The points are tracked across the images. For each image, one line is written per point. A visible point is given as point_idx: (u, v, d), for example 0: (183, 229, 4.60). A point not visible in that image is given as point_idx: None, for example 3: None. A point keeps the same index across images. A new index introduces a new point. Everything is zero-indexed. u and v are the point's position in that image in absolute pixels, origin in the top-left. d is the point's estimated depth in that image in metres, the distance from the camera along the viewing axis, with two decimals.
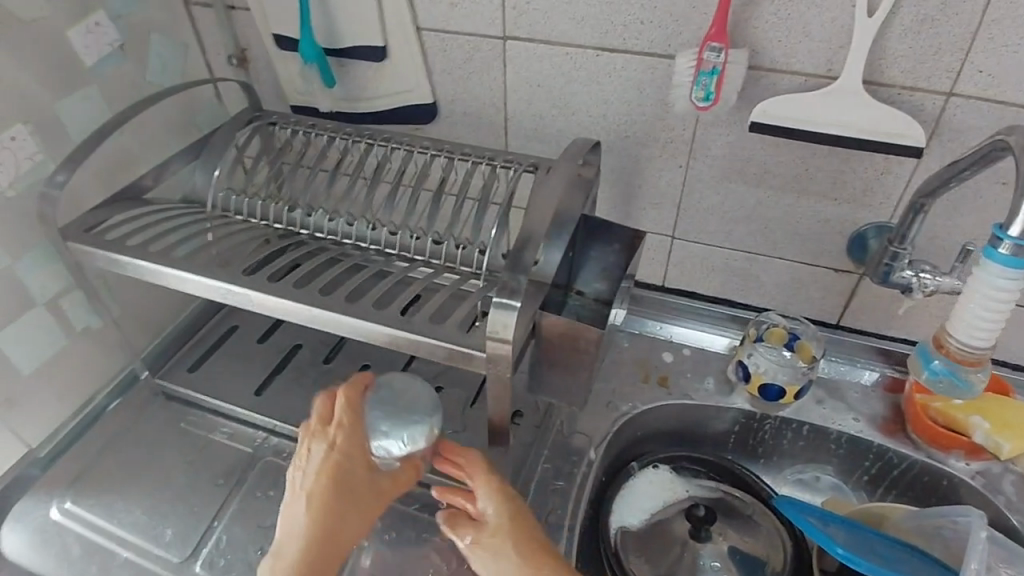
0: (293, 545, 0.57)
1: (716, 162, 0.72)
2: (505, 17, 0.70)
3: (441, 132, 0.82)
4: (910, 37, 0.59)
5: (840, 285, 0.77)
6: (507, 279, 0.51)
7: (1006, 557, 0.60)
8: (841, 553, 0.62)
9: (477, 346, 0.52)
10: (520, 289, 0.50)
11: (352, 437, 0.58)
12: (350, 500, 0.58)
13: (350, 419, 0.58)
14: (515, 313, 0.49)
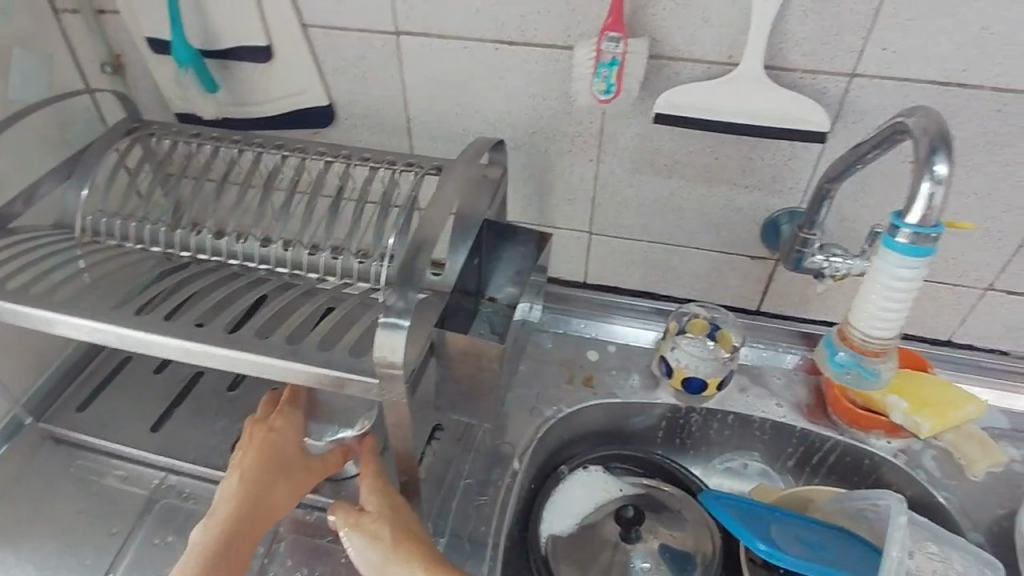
0: (224, 506, 0.57)
1: (626, 155, 0.70)
2: (395, 10, 0.65)
3: (342, 135, 0.77)
4: (811, 18, 0.57)
5: (758, 272, 0.77)
6: (394, 298, 0.47)
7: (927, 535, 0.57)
8: (763, 549, 0.62)
9: (371, 374, 0.48)
10: (408, 308, 0.46)
11: (291, 420, 0.62)
12: (283, 471, 0.59)
13: (296, 405, 0.63)
14: (405, 335, 0.45)
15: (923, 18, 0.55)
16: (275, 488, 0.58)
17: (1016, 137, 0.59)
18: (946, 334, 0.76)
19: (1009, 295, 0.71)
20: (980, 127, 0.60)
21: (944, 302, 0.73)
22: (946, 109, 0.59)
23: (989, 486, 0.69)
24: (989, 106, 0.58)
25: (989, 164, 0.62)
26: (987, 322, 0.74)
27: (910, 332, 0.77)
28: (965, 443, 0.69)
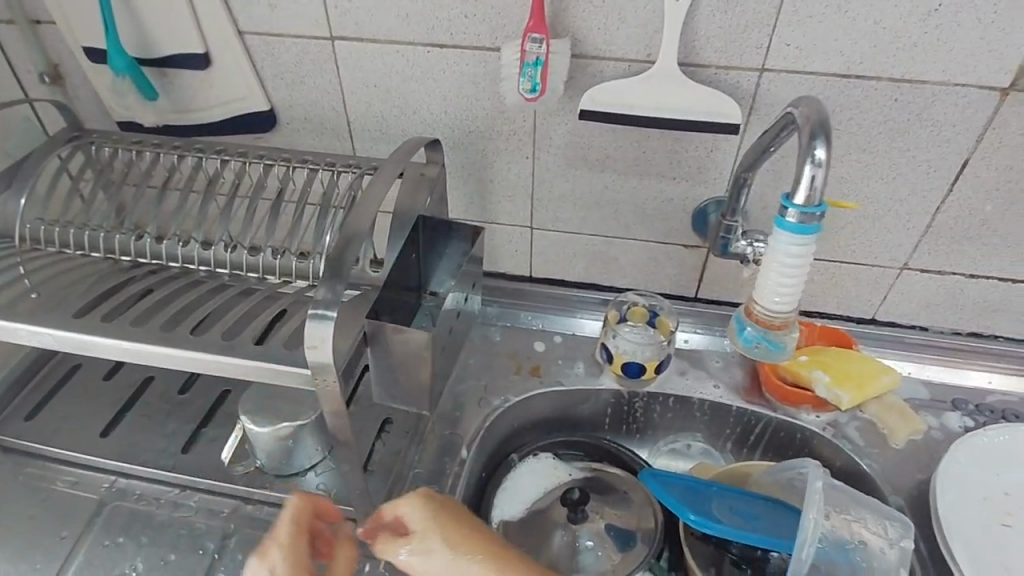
0: None
1: (559, 151, 0.73)
2: (329, 16, 0.68)
3: (285, 139, 0.79)
4: (718, 17, 0.60)
5: (692, 260, 0.80)
6: (323, 290, 0.49)
7: (846, 503, 0.60)
8: (693, 519, 0.65)
9: (303, 365, 0.50)
10: (337, 299, 0.49)
11: (299, 554, 0.56)
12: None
13: (294, 537, 0.57)
14: (332, 325, 0.47)
15: (821, 14, 0.59)
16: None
17: (914, 124, 0.64)
18: (870, 312, 0.81)
19: (922, 272, 0.75)
20: (881, 115, 0.64)
21: (864, 282, 0.78)
22: (849, 100, 0.63)
23: (910, 453, 0.73)
24: (887, 95, 0.62)
25: (893, 150, 0.66)
26: (905, 299, 0.78)
27: (837, 312, 0.82)
28: (887, 413, 0.75)
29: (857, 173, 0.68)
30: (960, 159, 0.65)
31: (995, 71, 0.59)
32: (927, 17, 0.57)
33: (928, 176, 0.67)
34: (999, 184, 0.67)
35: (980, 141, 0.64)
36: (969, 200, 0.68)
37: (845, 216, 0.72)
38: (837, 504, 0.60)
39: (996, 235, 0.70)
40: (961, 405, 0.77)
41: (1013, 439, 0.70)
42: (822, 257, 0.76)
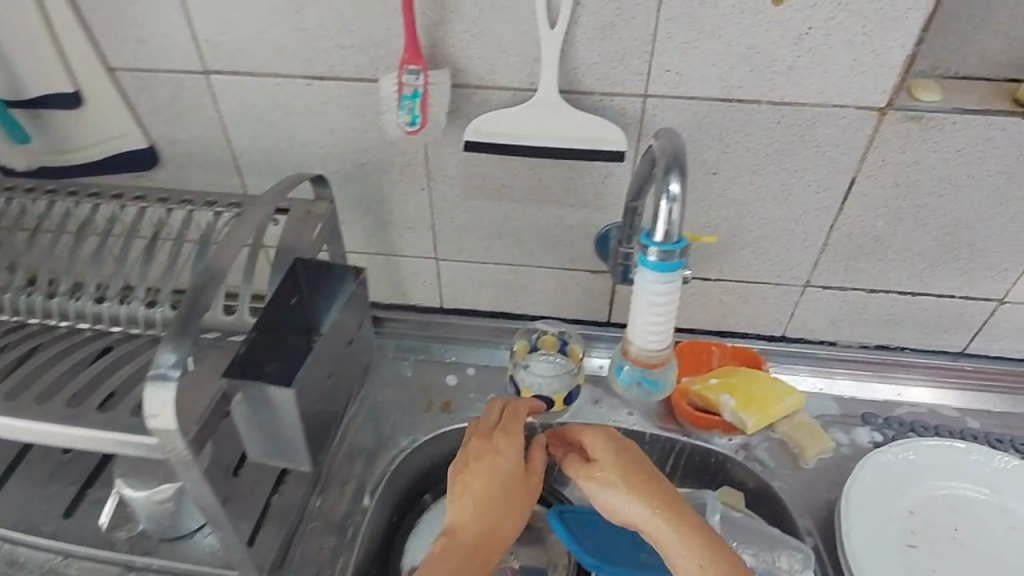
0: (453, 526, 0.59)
1: (455, 181, 0.71)
2: (201, 50, 0.64)
3: (170, 177, 0.75)
4: (596, 44, 0.60)
5: (600, 285, 0.79)
6: (160, 356, 0.47)
7: (749, 534, 0.64)
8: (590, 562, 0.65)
9: (146, 433, 0.48)
10: (175, 364, 0.47)
11: (458, 469, 0.62)
12: (494, 480, 0.61)
13: (485, 438, 0.64)
14: (173, 388, 0.46)
15: (695, 40, 0.58)
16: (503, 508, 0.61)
17: (799, 145, 0.64)
18: (779, 330, 0.81)
19: (824, 289, 0.75)
20: (767, 137, 0.63)
21: (771, 301, 0.77)
22: (734, 122, 0.63)
23: (820, 472, 0.73)
24: (771, 117, 0.62)
25: (782, 171, 0.66)
26: (811, 316, 0.78)
27: (748, 331, 0.81)
28: (797, 432, 0.74)
29: (751, 195, 0.68)
30: (847, 178, 0.66)
31: (870, 92, 0.60)
32: (800, 40, 0.57)
33: (818, 196, 0.67)
34: (888, 201, 0.67)
35: (864, 160, 0.64)
36: (861, 218, 0.69)
37: (745, 237, 0.72)
38: (739, 535, 0.64)
39: (890, 250, 0.71)
40: (871, 420, 0.77)
41: (917, 456, 0.70)
42: (727, 278, 0.76)
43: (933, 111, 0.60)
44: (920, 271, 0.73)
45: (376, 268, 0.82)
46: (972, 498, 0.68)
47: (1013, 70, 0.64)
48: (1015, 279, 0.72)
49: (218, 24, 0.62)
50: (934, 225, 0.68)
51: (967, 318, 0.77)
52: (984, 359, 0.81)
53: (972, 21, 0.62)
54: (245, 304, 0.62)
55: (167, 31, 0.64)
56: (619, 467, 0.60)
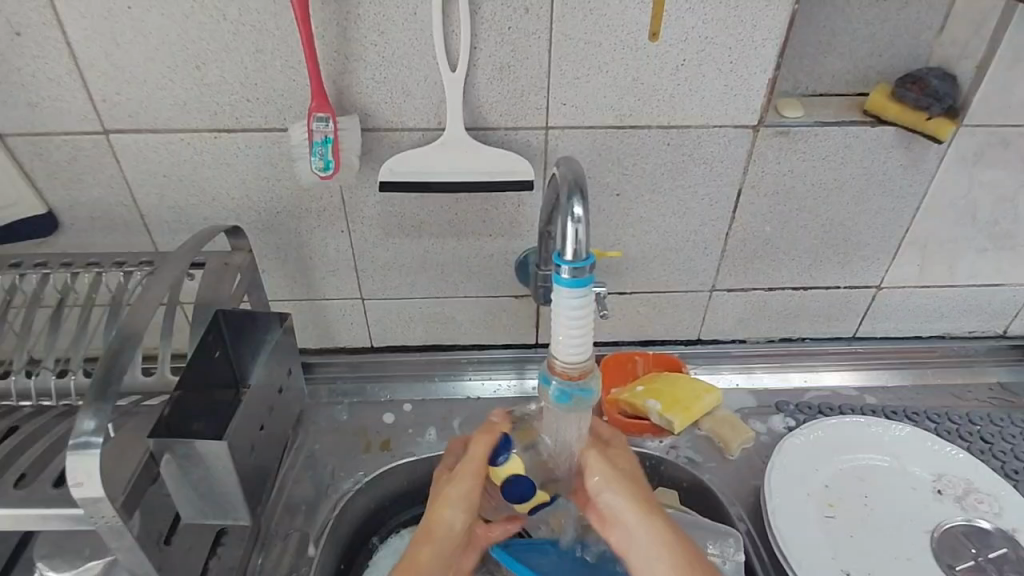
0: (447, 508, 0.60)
1: (374, 222, 0.73)
2: (98, 110, 0.63)
3: (73, 242, 0.72)
4: (496, 84, 0.64)
5: (525, 309, 0.82)
6: (81, 420, 0.45)
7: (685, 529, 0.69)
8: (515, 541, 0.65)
9: (71, 504, 0.46)
10: (100, 427, 0.46)
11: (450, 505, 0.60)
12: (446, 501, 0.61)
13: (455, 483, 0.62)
14: (98, 454, 0.44)
15: (586, 75, 0.64)
16: (455, 513, 0.60)
17: (689, 163, 0.70)
18: (694, 334, 0.86)
19: (729, 291, 0.82)
20: (660, 158, 0.69)
21: (684, 307, 0.83)
22: (630, 146, 0.68)
23: (745, 461, 0.78)
24: (661, 140, 0.68)
25: (678, 188, 0.72)
26: (720, 318, 0.85)
27: (666, 338, 0.86)
28: (720, 426, 0.79)
29: (654, 212, 0.73)
30: (735, 189, 0.72)
31: (743, 112, 0.67)
32: (676, 71, 0.64)
33: (712, 208, 0.74)
34: (772, 207, 0.74)
35: (746, 172, 0.71)
36: (751, 224, 0.76)
37: (653, 251, 0.77)
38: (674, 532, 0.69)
39: (781, 250, 0.78)
40: (783, 407, 0.83)
41: (824, 434, 0.76)
42: (641, 289, 0.80)
43: (797, 125, 0.68)
44: (808, 267, 0.80)
45: (301, 314, 0.81)
46: (876, 466, 0.75)
47: (859, 86, 0.74)
48: (886, 266, 0.81)
49: (116, 84, 0.62)
50: (813, 225, 0.76)
51: (853, 306, 0.85)
52: (872, 341, 0.90)
53: (819, 47, 0.72)
54: (167, 364, 0.59)
55: (61, 93, 0.62)
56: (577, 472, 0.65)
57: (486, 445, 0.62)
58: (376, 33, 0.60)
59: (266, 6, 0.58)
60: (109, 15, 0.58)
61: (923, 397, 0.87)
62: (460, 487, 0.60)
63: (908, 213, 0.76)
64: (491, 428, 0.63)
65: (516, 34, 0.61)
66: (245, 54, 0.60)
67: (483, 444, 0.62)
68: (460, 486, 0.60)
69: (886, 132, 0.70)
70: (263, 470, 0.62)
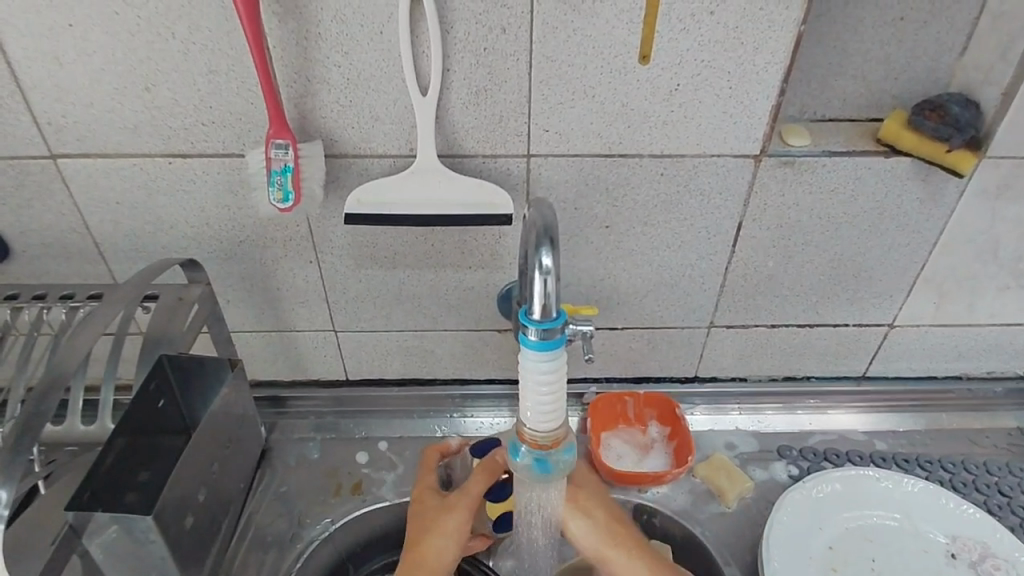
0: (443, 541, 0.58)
1: (344, 252, 0.68)
2: (43, 134, 0.59)
3: (25, 269, 0.68)
4: (472, 109, 0.58)
5: (508, 343, 0.76)
6: None
7: None
8: None
9: None
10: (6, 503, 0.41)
11: (448, 524, 0.58)
12: (432, 529, 0.58)
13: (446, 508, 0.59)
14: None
15: (571, 100, 0.58)
16: (449, 544, 0.58)
17: (684, 195, 0.64)
18: (691, 371, 0.81)
19: (728, 328, 0.76)
20: (652, 189, 0.64)
21: (680, 344, 0.77)
22: (621, 176, 0.63)
23: (743, 513, 0.72)
24: (653, 170, 0.62)
25: (672, 221, 0.66)
26: (719, 356, 0.79)
27: (661, 375, 0.81)
28: (717, 474, 0.74)
29: (646, 245, 0.68)
30: (734, 222, 0.67)
31: (743, 140, 0.61)
32: (670, 96, 0.58)
33: (710, 241, 0.68)
34: (775, 241, 0.68)
35: (747, 204, 0.65)
36: (752, 259, 0.70)
37: (645, 285, 0.71)
38: None
39: (785, 286, 0.72)
40: (786, 453, 0.77)
41: (829, 490, 0.70)
42: (634, 325, 0.75)
43: (803, 155, 0.63)
44: (814, 304, 0.74)
45: (271, 346, 0.76)
46: (885, 525, 0.69)
47: (873, 111, 0.68)
48: (900, 304, 0.75)
49: (61, 106, 0.57)
50: (820, 260, 0.70)
51: (864, 344, 0.79)
52: (883, 381, 0.83)
53: (830, 68, 0.66)
54: (108, 408, 0.55)
55: (3, 115, 0.58)
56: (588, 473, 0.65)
57: (484, 483, 0.60)
58: (339, 53, 0.55)
59: (218, 24, 0.53)
60: (49, 34, 0.53)
61: (938, 443, 0.80)
62: (455, 519, 0.59)
63: (924, 249, 0.70)
64: (492, 466, 0.61)
65: (493, 56, 0.56)
66: (198, 76, 0.55)
67: (478, 483, 0.60)
68: (457, 518, 0.59)
69: (900, 163, 0.64)
70: (214, 527, 0.57)
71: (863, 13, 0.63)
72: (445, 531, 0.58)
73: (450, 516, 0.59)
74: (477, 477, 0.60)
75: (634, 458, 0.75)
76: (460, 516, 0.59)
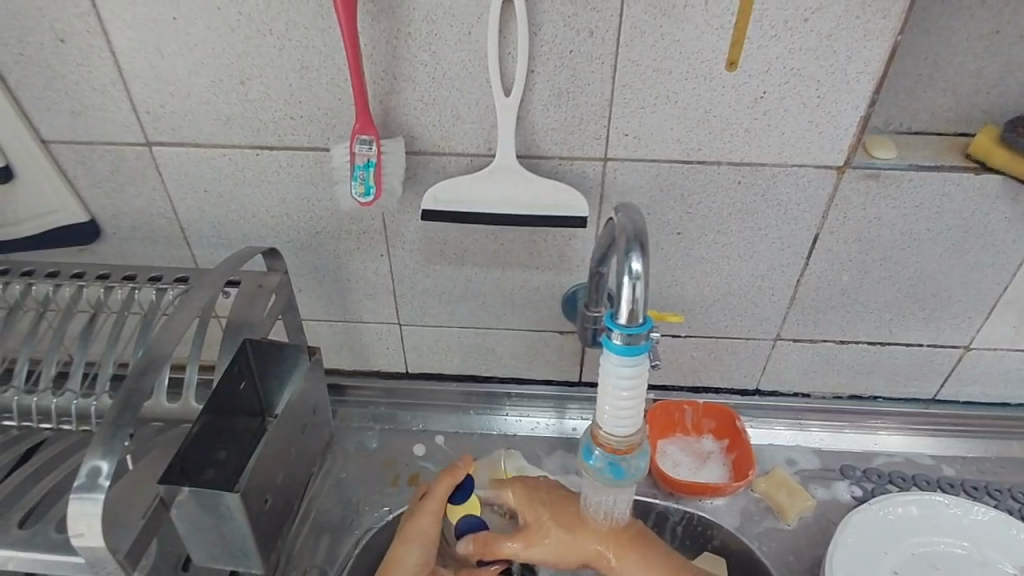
0: (417, 551, 0.61)
1: (415, 247, 0.69)
2: (141, 122, 0.62)
3: (114, 251, 0.71)
4: (553, 110, 0.59)
5: (569, 345, 0.76)
6: (91, 462, 0.43)
7: None
8: None
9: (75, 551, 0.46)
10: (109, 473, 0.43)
11: (418, 529, 0.62)
12: (406, 540, 0.62)
13: (417, 514, 0.63)
14: (100, 500, 0.42)
15: (652, 105, 0.58)
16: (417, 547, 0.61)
17: (761, 205, 0.63)
18: (753, 383, 0.79)
19: (795, 342, 0.74)
20: (728, 197, 0.63)
21: (744, 355, 0.76)
22: (696, 182, 0.62)
23: (802, 532, 0.71)
24: (731, 178, 0.62)
25: (746, 230, 0.65)
26: (783, 369, 0.77)
27: (721, 386, 0.80)
28: (777, 489, 0.73)
29: (717, 254, 0.67)
30: (811, 234, 0.65)
31: (827, 151, 0.60)
32: (755, 103, 0.57)
33: (784, 252, 0.67)
34: (852, 255, 0.67)
35: (826, 216, 0.64)
36: (826, 273, 0.68)
37: (713, 294, 0.70)
38: None
39: (859, 301, 0.70)
40: (849, 473, 0.75)
41: (895, 512, 0.68)
42: (698, 334, 0.74)
43: (889, 168, 0.61)
44: (888, 321, 0.72)
45: (336, 336, 0.78)
46: (955, 554, 0.67)
47: (963, 125, 0.66)
48: (979, 326, 0.72)
49: (159, 96, 0.60)
50: (898, 277, 0.68)
51: (937, 365, 0.76)
52: (955, 405, 0.80)
53: (920, 80, 0.64)
54: (192, 389, 0.58)
55: (106, 102, 0.61)
56: (524, 498, 0.65)
57: (444, 488, 0.64)
58: (427, 53, 0.56)
59: (313, 21, 0.54)
60: (154, 26, 0.56)
61: (1010, 472, 0.77)
62: (422, 523, 0.62)
63: (1009, 270, 0.67)
64: (454, 472, 0.65)
65: (577, 59, 0.56)
66: (290, 71, 0.57)
67: (439, 487, 0.64)
68: (423, 521, 0.63)
69: (992, 179, 0.61)
70: (284, 508, 0.59)
71: (960, 23, 0.61)
72: (422, 540, 0.62)
73: (417, 520, 0.63)
74: (442, 483, 0.64)
75: (690, 466, 0.74)
76: (425, 519, 0.63)
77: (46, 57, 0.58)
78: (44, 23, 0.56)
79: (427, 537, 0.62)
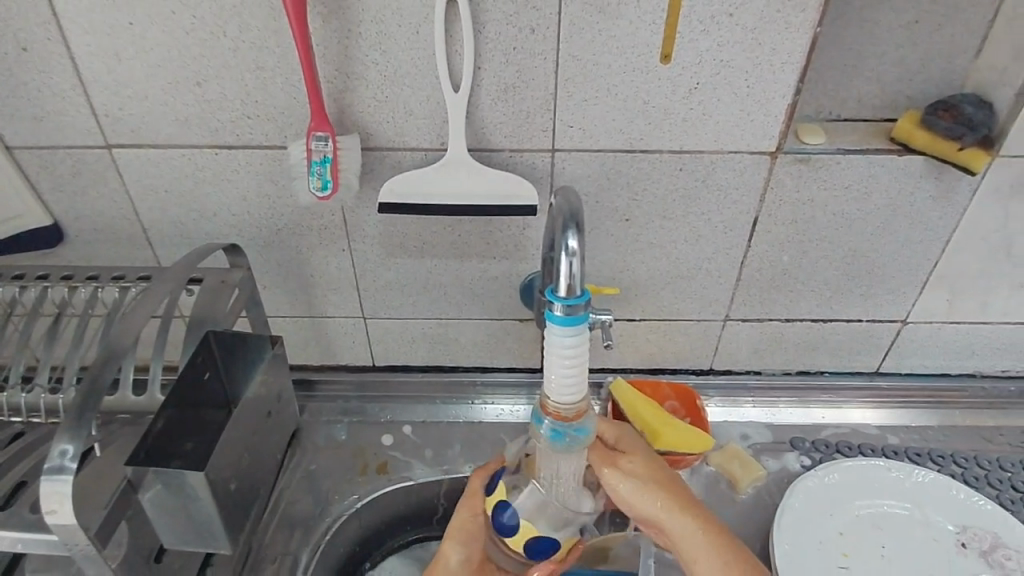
0: (456, 547, 0.59)
1: (376, 241, 0.71)
2: (101, 125, 0.63)
3: (78, 253, 0.72)
4: (501, 104, 0.62)
5: (529, 333, 0.79)
6: (58, 445, 0.45)
7: None
8: None
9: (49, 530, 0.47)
10: (76, 454, 0.45)
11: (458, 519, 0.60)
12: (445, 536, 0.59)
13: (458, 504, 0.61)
14: (68, 480, 0.45)
15: (594, 98, 0.61)
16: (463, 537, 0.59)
17: (702, 190, 0.67)
18: (707, 363, 0.83)
19: (743, 322, 0.78)
20: (672, 184, 0.67)
21: (696, 336, 0.79)
22: (640, 170, 0.65)
23: (754, 500, 0.75)
24: (673, 165, 0.65)
25: (690, 215, 0.69)
26: (734, 349, 0.81)
27: (677, 367, 0.83)
28: (730, 460, 0.76)
29: (664, 239, 0.71)
30: (750, 218, 0.69)
31: (759, 138, 0.64)
32: (690, 94, 0.61)
33: (726, 236, 0.70)
34: (791, 236, 0.71)
35: (763, 199, 0.68)
36: (767, 254, 0.72)
37: (664, 278, 0.74)
38: None
39: (800, 280, 0.74)
40: (799, 444, 0.79)
41: (839, 477, 0.72)
42: (651, 317, 0.77)
43: (818, 152, 0.65)
44: (828, 298, 0.76)
45: (303, 331, 0.80)
46: (896, 514, 0.71)
47: (887, 112, 0.70)
48: (914, 300, 0.77)
49: (118, 99, 0.61)
50: (835, 255, 0.72)
51: (877, 340, 0.81)
52: (897, 377, 0.85)
53: (845, 70, 0.68)
54: (157, 382, 0.59)
55: (66, 107, 0.62)
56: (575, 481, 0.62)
57: (484, 480, 0.62)
58: (378, 52, 0.59)
59: (266, 24, 0.57)
60: (111, 32, 0.58)
61: (951, 438, 0.81)
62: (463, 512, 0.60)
63: (937, 246, 0.72)
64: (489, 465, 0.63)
65: (521, 55, 0.59)
66: (246, 72, 0.59)
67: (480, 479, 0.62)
68: (467, 511, 0.60)
69: (914, 160, 0.66)
70: (251, 493, 0.61)
71: (878, 17, 0.65)
72: (462, 531, 0.59)
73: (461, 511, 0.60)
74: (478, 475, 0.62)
75: None
76: (468, 507, 0.60)
77: (6, 64, 0.60)
78: (3, 31, 0.58)
79: (465, 532, 0.59)
